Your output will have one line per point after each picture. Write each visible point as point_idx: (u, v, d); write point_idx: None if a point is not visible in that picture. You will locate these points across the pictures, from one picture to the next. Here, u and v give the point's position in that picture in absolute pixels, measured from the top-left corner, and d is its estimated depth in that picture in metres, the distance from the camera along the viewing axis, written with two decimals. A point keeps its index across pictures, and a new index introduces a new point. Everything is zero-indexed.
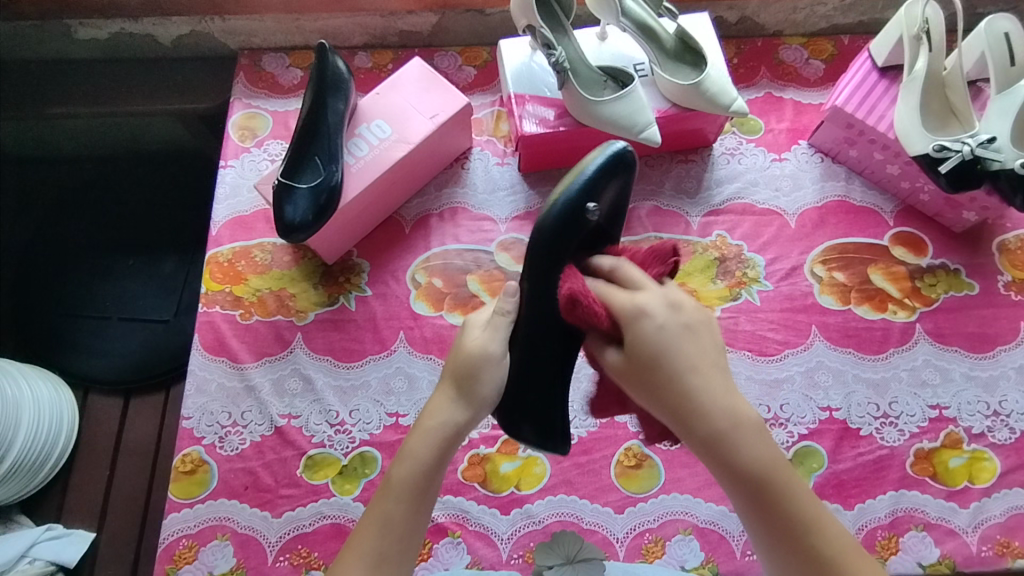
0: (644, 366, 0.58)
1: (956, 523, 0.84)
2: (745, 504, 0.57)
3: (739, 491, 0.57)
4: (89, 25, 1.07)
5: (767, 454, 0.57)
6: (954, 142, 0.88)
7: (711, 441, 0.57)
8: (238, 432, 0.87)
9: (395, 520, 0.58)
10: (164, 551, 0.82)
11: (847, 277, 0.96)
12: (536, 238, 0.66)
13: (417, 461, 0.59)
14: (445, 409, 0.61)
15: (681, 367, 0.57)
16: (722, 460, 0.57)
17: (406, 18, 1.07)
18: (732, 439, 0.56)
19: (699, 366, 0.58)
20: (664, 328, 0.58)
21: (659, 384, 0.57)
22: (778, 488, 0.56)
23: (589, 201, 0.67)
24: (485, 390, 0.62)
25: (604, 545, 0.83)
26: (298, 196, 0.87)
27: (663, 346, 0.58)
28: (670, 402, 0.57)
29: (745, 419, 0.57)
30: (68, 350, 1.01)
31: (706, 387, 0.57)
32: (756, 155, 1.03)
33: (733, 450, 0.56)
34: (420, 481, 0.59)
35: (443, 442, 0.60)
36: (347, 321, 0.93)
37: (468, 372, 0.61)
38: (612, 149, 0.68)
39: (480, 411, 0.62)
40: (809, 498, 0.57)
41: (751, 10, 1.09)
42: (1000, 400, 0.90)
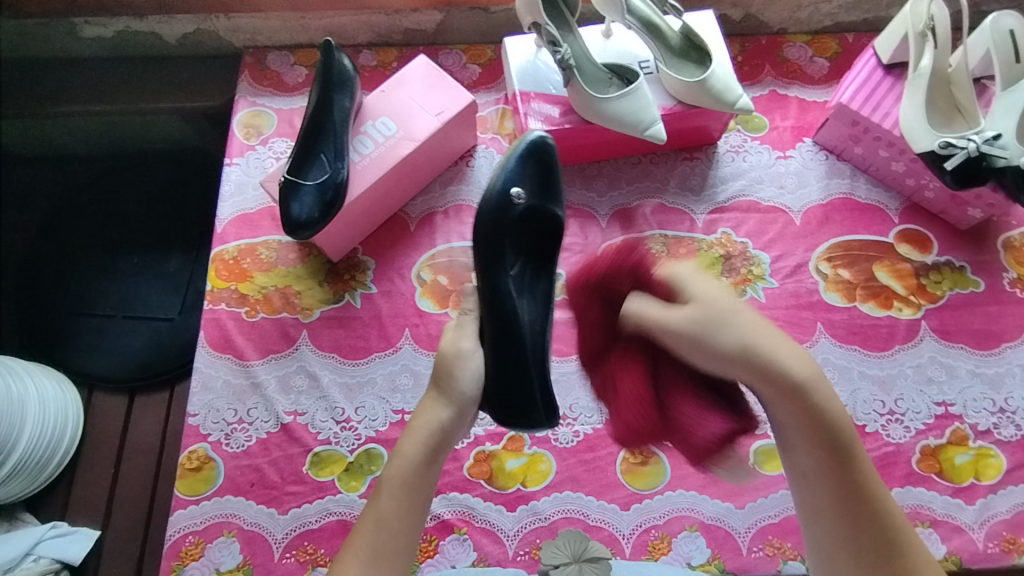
0: (710, 333, 0.60)
1: (962, 519, 0.84)
2: (810, 462, 0.59)
3: (810, 443, 0.59)
4: (94, 23, 1.07)
5: (843, 419, 0.59)
6: (960, 139, 0.88)
7: (793, 395, 0.58)
8: (244, 429, 0.87)
9: (389, 518, 0.59)
10: (170, 548, 0.82)
11: (853, 274, 0.96)
12: (477, 226, 0.71)
13: (406, 459, 0.61)
14: (433, 409, 0.64)
15: (744, 331, 0.59)
16: (798, 414, 0.58)
17: (411, 16, 1.08)
18: (813, 399, 0.58)
19: (772, 339, 0.59)
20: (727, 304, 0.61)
21: (738, 348, 0.58)
22: (851, 451, 0.58)
23: (515, 188, 0.72)
24: (462, 385, 0.64)
25: (610, 542, 0.83)
26: (304, 193, 0.87)
27: (730, 313, 0.60)
28: (744, 365, 0.59)
29: (822, 383, 0.58)
30: (74, 347, 1.02)
31: (788, 357, 0.58)
32: (760, 152, 1.03)
33: (809, 407, 0.58)
34: (411, 478, 0.60)
35: (430, 438, 0.62)
36: (353, 318, 0.93)
37: (444, 369, 0.65)
38: (530, 138, 0.75)
39: (464, 409, 0.65)
40: (872, 470, 0.59)
41: (756, 8, 1.09)
42: (1006, 397, 0.90)
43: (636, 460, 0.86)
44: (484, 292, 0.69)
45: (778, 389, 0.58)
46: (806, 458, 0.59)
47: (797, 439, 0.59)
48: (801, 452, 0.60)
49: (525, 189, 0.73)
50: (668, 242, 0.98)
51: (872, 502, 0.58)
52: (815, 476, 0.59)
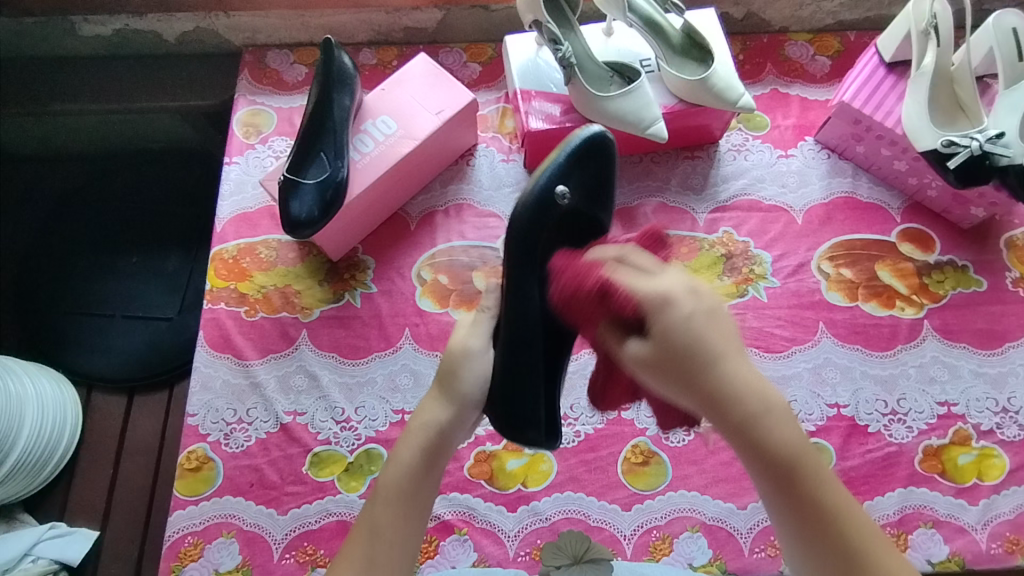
0: (681, 361, 0.56)
1: (965, 520, 0.84)
2: (771, 488, 0.56)
3: (762, 473, 0.56)
4: (93, 21, 1.07)
5: (799, 443, 0.56)
6: (963, 138, 0.88)
7: (742, 425, 0.55)
8: (243, 429, 0.87)
9: (382, 523, 0.59)
10: (169, 549, 0.82)
11: (855, 274, 0.95)
12: (512, 234, 0.65)
13: (404, 461, 0.62)
14: (430, 411, 0.65)
15: (710, 356, 0.55)
16: (750, 444, 0.56)
17: (411, 14, 1.07)
18: (762, 422, 0.55)
19: (730, 347, 0.56)
20: (692, 317, 0.56)
21: (695, 370, 0.56)
22: (809, 474, 0.55)
23: (559, 186, 0.68)
24: (465, 386, 0.66)
25: (611, 543, 0.82)
26: (304, 192, 0.87)
27: (694, 339, 0.55)
28: (699, 393, 0.56)
29: (773, 405, 0.56)
30: (73, 347, 1.01)
31: (737, 368, 0.56)
32: (762, 151, 1.02)
33: (761, 434, 0.55)
34: (405, 483, 0.61)
35: (426, 441, 0.63)
36: (353, 317, 0.92)
37: (449, 370, 0.67)
38: (590, 131, 0.71)
39: (464, 410, 0.66)
40: (841, 495, 0.55)
41: (757, 6, 1.09)
42: (1009, 397, 0.89)
43: (637, 460, 0.86)
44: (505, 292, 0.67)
45: (728, 408, 0.55)
46: (767, 489, 0.56)
47: (754, 471, 0.57)
48: (761, 483, 0.57)
49: (574, 190, 0.69)
50: (669, 241, 0.98)
51: (842, 535, 0.53)
52: (778, 506, 0.56)
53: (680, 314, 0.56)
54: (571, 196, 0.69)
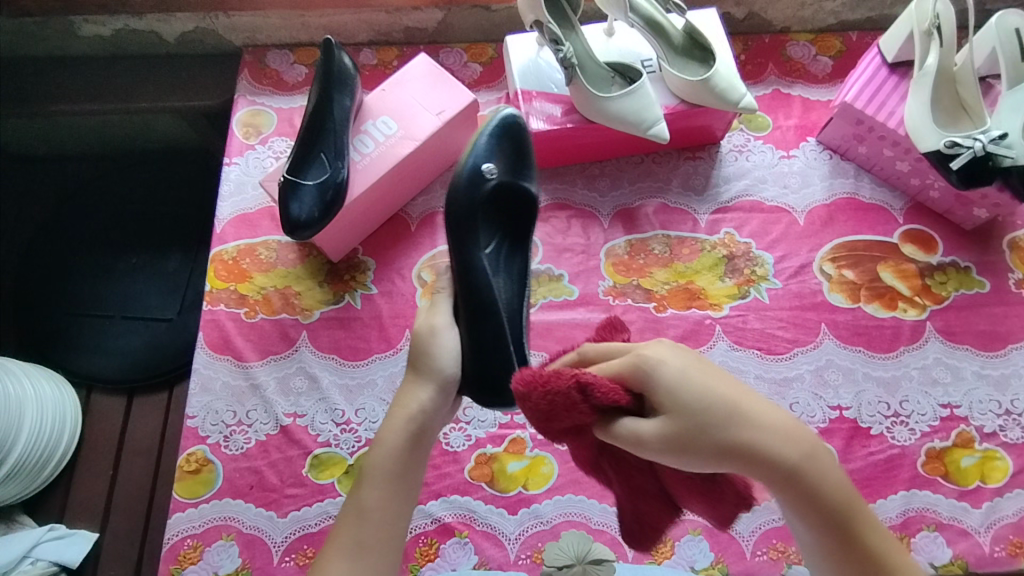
0: (697, 435, 0.52)
1: (968, 523, 0.83)
2: (819, 535, 0.54)
3: (812, 525, 0.54)
4: (93, 22, 1.06)
5: (847, 488, 0.54)
6: (966, 139, 0.87)
7: (780, 478, 0.53)
8: (243, 431, 0.86)
9: (372, 505, 0.59)
10: (169, 551, 0.81)
11: (857, 275, 0.95)
12: (450, 211, 0.70)
13: (386, 445, 0.62)
14: (412, 393, 0.64)
15: (725, 420, 0.53)
16: (801, 498, 0.53)
17: (412, 14, 1.07)
18: (804, 473, 0.53)
19: (741, 400, 0.54)
20: (693, 379, 0.54)
21: (723, 454, 0.52)
22: (858, 523, 0.54)
23: (486, 164, 0.72)
24: (439, 361, 0.66)
25: (612, 546, 0.82)
26: (303, 193, 0.87)
27: (705, 404, 0.53)
28: (733, 460, 0.53)
29: (816, 453, 0.54)
30: (72, 348, 1.01)
31: (763, 416, 0.54)
32: (764, 152, 1.02)
33: (808, 480, 0.53)
34: (392, 465, 0.61)
35: (411, 422, 0.63)
36: (353, 319, 0.92)
37: (421, 351, 0.67)
38: (503, 112, 0.75)
39: (444, 385, 0.65)
40: (885, 537, 0.54)
41: (759, 6, 1.09)
42: (1012, 399, 0.89)
43: None
44: (456, 273, 0.69)
45: (759, 463, 0.53)
46: (817, 546, 0.55)
47: (798, 523, 0.55)
48: (818, 548, 0.55)
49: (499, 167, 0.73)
50: (671, 242, 0.97)
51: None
52: (832, 565, 0.54)
53: (680, 384, 0.54)
54: (498, 172, 0.73)
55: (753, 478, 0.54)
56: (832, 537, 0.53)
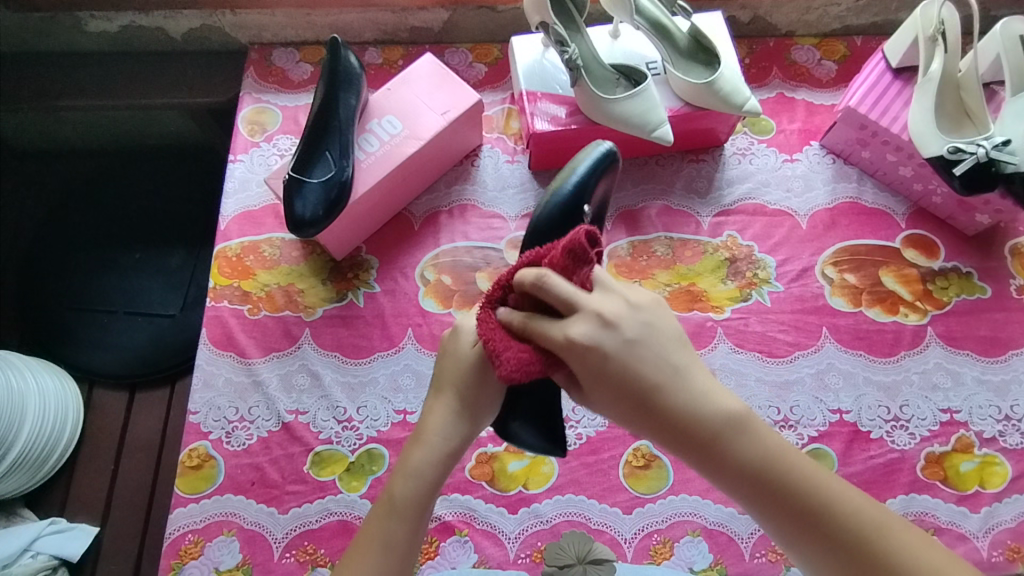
0: (631, 396, 0.56)
1: (967, 527, 0.83)
2: (753, 504, 0.57)
3: (744, 493, 0.57)
4: (100, 18, 1.06)
5: (766, 447, 0.56)
6: (969, 144, 0.88)
7: (706, 447, 0.56)
8: (245, 427, 0.87)
9: (396, 539, 0.59)
10: (169, 546, 0.82)
11: (858, 279, 0.95)
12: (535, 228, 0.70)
13: (420, 479, 0.61)
14: (449, 426, 0.63)
15: (646, 388, 0.56)
16: (724, 472, 0.56)
17: (418, 14, 1.07)
18: (720, 444, 0.56)
19: (669, 379, 0.57)
20: (610, 358, 0.56)
21: (657, 420, 0.57)
22: (788, 478, 0.56)
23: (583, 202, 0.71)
24: (485, 402, 0.64)
25: (612, 546, 0.82)
26: (308, 192, 0.87)
27: (628, 377, 0.56)
28: (659, 423, 0.57)
29: (744, 423, 0.57)
30: (74, 343, 1.01)
31: (684, 399, 0.56)
32: (767, 155, 1.02)
33: (733, 453, 0.56)
34: (417, 496, 0.61)
35: (445, 455, 0.63)
36: (356, 317, 0.92)
37: (475, 384, 0.64)
38: (601, 149, 0.73)
39: (478, 421, 0.65)
40: (824, 481, 0.56)
41: (764, 10, 1.09)
42: (1011, 405, 0.89)
43: (639, 463, 0.85)
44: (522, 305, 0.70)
45: (681, 445, 0.57)
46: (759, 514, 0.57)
47: (736, 501, 0.58)
48: (773, 522, 0.57)
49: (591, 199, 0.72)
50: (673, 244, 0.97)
51: (850, 537, 0.54)
52: (779, 530, 0.57)
53: (597, 357, 0.56)
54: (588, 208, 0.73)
55: (678, 456, 0.58)
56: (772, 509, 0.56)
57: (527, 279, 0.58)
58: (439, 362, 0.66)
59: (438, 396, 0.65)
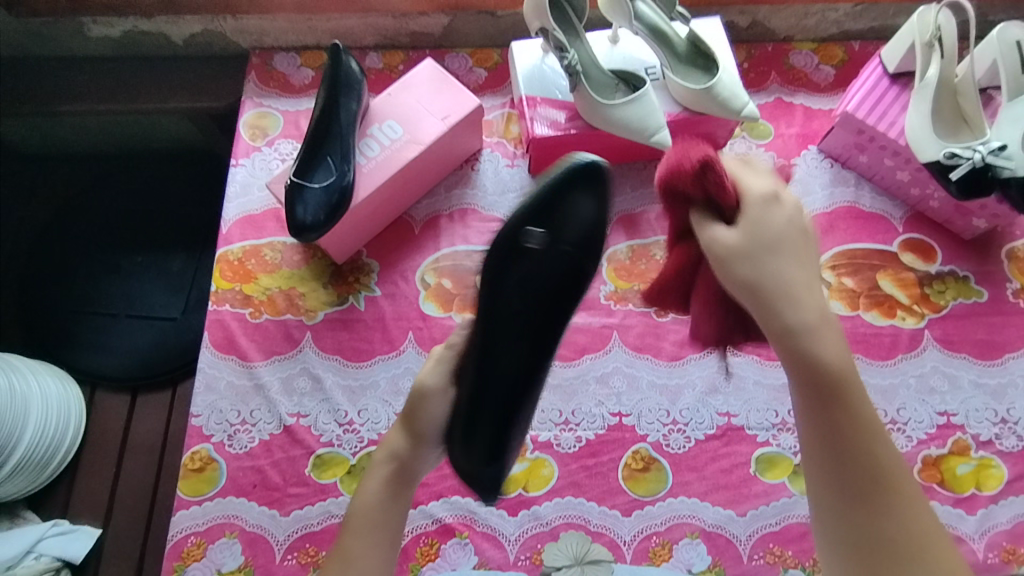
0: (751, 257, 0.57)
1: (963, 529, 0.84)
2: (805, 399, 0.58)
3: (804, 384, 0.58)
4: (102, 23, 1.06)
5: (842, 364, 0.58)
6: (965, 150, 0.88)
7: (785, 335, 0.57)
8: (247, 430, 0.87)
9: (351, 552, 0.65)
10: (172, 548, 0.82)
11: (856, 283, 0.96)
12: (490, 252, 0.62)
13: (369, 496, 0.68)
14: (393, 444, 0.70)
15: (781, 271, 0.57)
16: (795, 357, 0.57)
17: (418, 19, 1.07)
18: (808, 336, 0.57)
19: (799, 272, 0.58)
20: (779, 230, 0.59)
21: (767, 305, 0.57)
22: (850, 393, 0.58)
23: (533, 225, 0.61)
24: (424, 425, 0.69)
25: (611, 548, 0.83)
26: (309, 196, 0.87)
27: (777, 241, 0.58)
28: (759, 302, 0.57)
29: (827, 325, 0.58)
30: (76, 346, 1.02)
31: (801, 287, 0.58)
32: (765, 159, 1.03)
33: (812, 348, 0.57)
34: (368, 510, 0.67)
35: (390, 471, 0.69)
36: (356, 321, 0.93)
37: (416, 410, 0.69)
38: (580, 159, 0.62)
39: (426, 446, 0.69)
40: (871, 417, 0.58)
41: (762, 15, 1.10)
42: (1008, 407, 0.90)
43: (638, 466, 0.86)
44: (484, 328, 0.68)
45: (775, 316, 0.57)
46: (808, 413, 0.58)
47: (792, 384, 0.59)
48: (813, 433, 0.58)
49: (549, 226, 0.61)
50: None
51: (876, 467, 0.57)
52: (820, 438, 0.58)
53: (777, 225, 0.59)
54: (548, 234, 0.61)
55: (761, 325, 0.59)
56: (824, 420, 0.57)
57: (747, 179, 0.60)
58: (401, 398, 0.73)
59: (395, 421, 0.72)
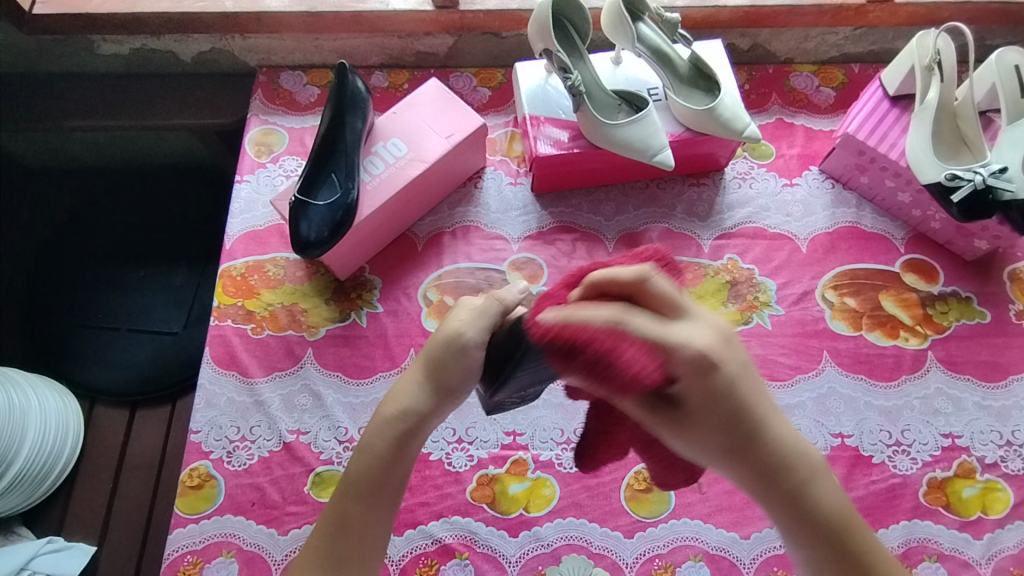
0: (709, 419, 0.57)
1: (969, 554, 0.83)
2: (811, 541, 0.60)
3: (806, 529, 0.59)
4: (112, 41, 1.07)
5: (833, 498, 0.60)
6: (966, 172, 0.89)
7: (780, 480, 0.59)
8: (246, 447, 0.87)
9: (352, 520, 0.62)
10: (168, 567, 0.81)
11: (858, 303, 0.96)
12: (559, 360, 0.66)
13: (374, 456, 0.62)
14: (407, 389, 0.63)
15: (751, 418, 0.58)
16: (785, 500, 0.59)
17: (423, 39, 1.09)
18: (794, 479, 0.59)
19: (767, 409, 0.59)
20: (733, 374, 0.56)
21: (745, 445, 0.58)
22: (850, 527, 0.60)
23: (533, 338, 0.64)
24: (450, 381, 0.60)
25: (614, 571, 0.82)
26: (313, 213, 0.89)
27: (740, 396, 0.57)
28: (745, 460, 0.58)
29: (791, 433, 0.60)
30: (77, 360, 1.02)
31: (773, 422, 0.59)
32: (767, 180, 1.03)
33: (807, 494, 0.59)
34: (385, 452, 0.62)
35: (401, 426, 0.62)
36: (358, 337, 0.93)
37: (444, 365, 0.60)
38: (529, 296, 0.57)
39: (445, 400, 0.62)
40: (863, 526, 0.61)
41: (763, 38, 1.11)
42: (1013, 430, 0.89)
43: (640, 487, 0.85)
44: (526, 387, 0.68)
45: (760, 467, 0.59)
46: (789, 523, 0.60)
47: (788, 527, 0.61)
48: (796, 532, 0.60)
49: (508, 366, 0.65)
50: None
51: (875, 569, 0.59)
52: (801, 541, 0.60)
53: (722, 369, 0.55)
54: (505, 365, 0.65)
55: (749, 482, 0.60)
56: (802, 526, 0.59)
57: (628, 275, 0.54)
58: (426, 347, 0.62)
59: (416, 364, 0.64)
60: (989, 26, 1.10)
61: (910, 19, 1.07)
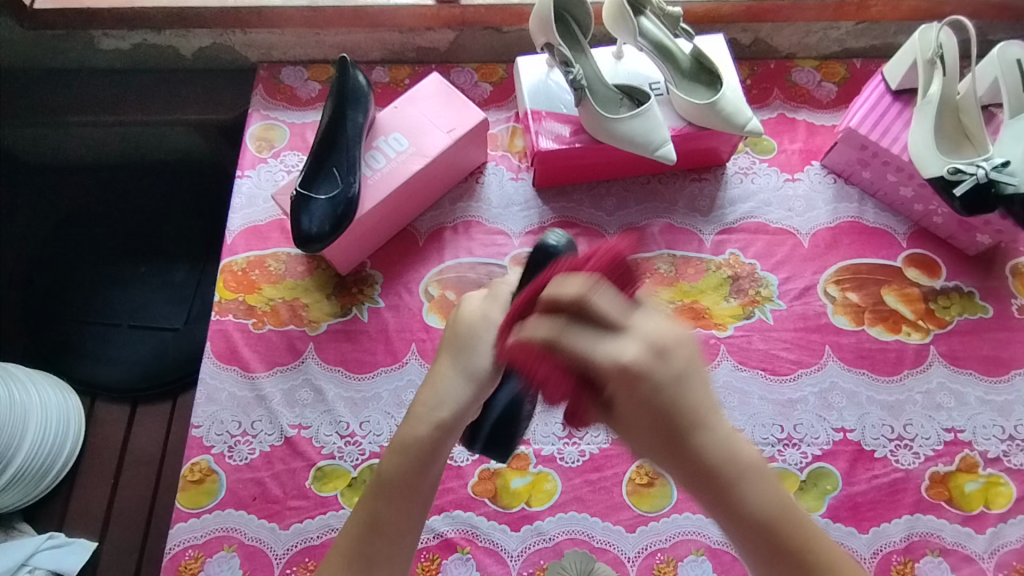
0: (641, 425, 0.51)
1: (972, 549, 0.83)
2: (748, 544, 0.55)
3: (740, 531, 0.55)
4: (112, 36, 1.07)
5: (772, 504, 0.55)
6: (968, 165, 0.89)
7: (715, 485, 0.53)
8: (248, 441, 0.86)
9: (383, 521, 0.60)
10: (170, 561, 0.81)
11: (861, 298, 0.96)
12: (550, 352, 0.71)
13: (407, 454, 0.60)
14: (440, 384, 0.61)
15: (688, 426, 0.51)
16: (721, 504, 0.54)
17: (424, 35, 1.08)
18: (728, 486, 0.53)
19: (707, 418, 0.52)
20: (660, 390, 0.49)
21: (675, 447, 0.52)
22: (788, 534, 0.55)
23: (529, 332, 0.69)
24: (482, 360, 0.60)
25: (615, 565, 0.81)
26: (315, 207, 0.88)
27: (677, 407, 0.50)
28: (680, 463, 0.53)
29: (733, 437, 0.54)
30: (78, 356, 1.02)
31: (712, 432, 0.52)
32: (768, 175, 1.03)
33: (741, 499, 0.54)
34: (420, 452, 0.60)
35: (437, 424, 0.60)
36: (359, 332, 0.92)
37: (469, 344, 0.60)
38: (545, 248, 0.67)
39: (480, 386, 0.60)
40: (813, 536, 0.56)
41: (765, 33, 1.11)
42: (1015, 425, 0.89)
43: (642, 481, 0.85)
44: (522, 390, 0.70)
45: (693, 473, 0.53)
46: (720, 518, 0.55)
47: (728, 527, 0.56)
48: (737, 534, 0.55)
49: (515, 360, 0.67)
50: (676, 261, 0.98)
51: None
52: (735, 537, 0.56)
53: (649, 387, 0.48)
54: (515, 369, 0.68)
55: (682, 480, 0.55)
56: (730, 521, 0.55)
57: (568, 295, 0.47)
58: (442, 350, 0.63)
59: (437, 365, 0.62)
60: (991, 21, 1.10)
61: (912, 14, 1.08)
